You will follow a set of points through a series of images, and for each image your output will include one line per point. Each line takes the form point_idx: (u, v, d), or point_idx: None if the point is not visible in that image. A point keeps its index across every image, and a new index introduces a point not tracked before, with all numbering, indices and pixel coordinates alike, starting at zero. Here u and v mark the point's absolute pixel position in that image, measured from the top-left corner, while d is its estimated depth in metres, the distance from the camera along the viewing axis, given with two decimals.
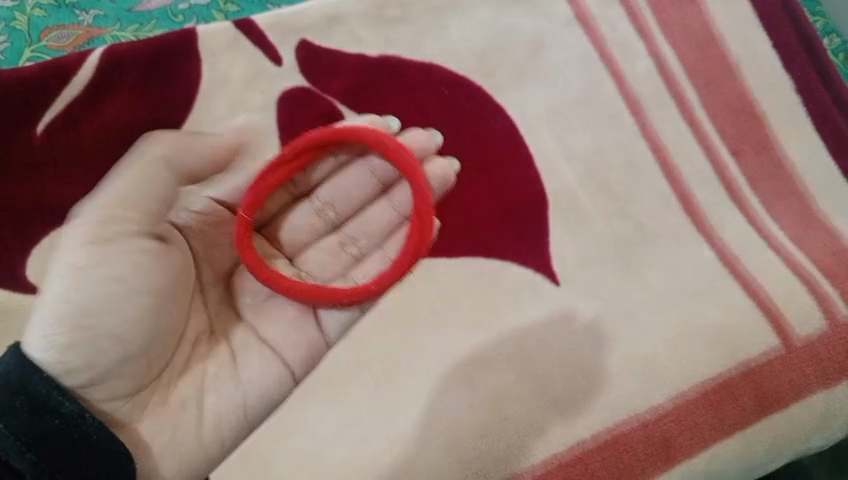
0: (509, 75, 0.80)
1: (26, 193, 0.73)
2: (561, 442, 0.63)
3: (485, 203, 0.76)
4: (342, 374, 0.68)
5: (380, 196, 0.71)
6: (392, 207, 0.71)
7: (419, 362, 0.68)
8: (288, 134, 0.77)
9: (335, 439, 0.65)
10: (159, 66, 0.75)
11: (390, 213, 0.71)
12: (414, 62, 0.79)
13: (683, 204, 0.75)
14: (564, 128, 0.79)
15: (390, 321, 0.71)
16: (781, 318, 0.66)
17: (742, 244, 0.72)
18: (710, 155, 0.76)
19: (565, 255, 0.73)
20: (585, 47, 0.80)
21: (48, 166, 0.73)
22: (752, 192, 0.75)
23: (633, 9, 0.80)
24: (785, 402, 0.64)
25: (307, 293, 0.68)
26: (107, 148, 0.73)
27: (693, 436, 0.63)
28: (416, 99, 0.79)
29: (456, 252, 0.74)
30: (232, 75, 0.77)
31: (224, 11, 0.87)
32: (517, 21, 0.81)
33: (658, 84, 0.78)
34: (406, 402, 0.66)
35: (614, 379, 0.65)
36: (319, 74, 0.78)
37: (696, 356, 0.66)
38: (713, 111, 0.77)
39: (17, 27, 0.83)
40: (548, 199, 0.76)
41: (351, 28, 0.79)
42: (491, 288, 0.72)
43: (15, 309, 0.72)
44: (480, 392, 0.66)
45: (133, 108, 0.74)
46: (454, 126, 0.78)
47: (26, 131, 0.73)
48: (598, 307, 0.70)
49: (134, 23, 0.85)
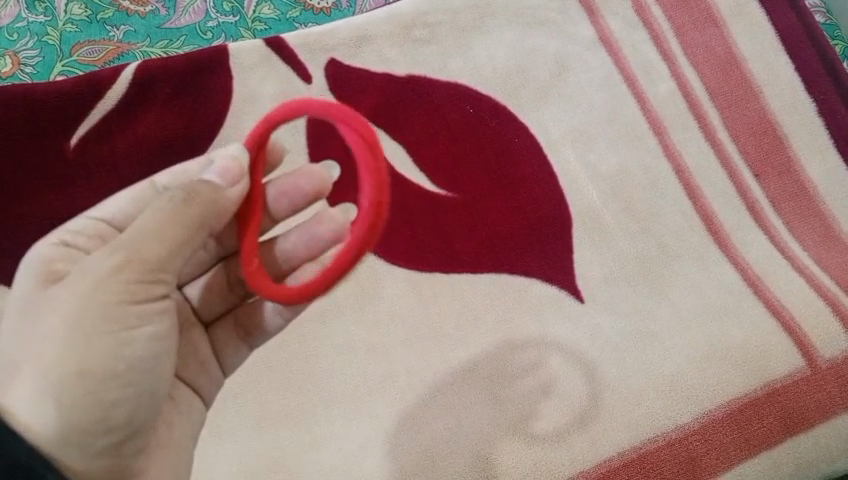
0: (533, 95, 0.81)
1: (58, 203, 0.73)
2: (588, 459, 0.64)
3: (507, 220, 0.76)
4: (369, 387, 0.68)
5: (292, 238, 0.59)
6: (302, 240, 0.59)
7: (445, 376, 0.69)
8: (317, 148, 0.77)
9: (363, 451, 0.65)
10: (191, 82, 0.76)
11: (301, 241, 0.59)
12: (440, 82, 0.80)
13: (705, 224, 0.76)
14: (588, 146, 0.79)
15: (418, 333, 0.71)
16: (805, 339, 0.67)
17: (764, 263, 0.73)
18: (731, 175, 0.77)
19: (589, 271, 0.74)
20: (608, 69, 0.82)
21: (83, 181, 0.73)
22: (774, 212, 0.76)
23: (656, 32, 0.82)
24: (811, 422, 0.64)
25: (390, 247, 0.74)
26: (141, 161, 0.74)
27: (720, 456, 0.63)
28: (441, 117, 0.79)
29: (481, 267, 0.74)
30: (263, 93, 0.78)
31: (252, 29, 0.88)
32: (542, 43, 0.82)
33: (679, 106, 0.80)
34: (431, 413, 0.67)
35: (640, 395, 0.66)
36: (347, 91, 0.79)
37: (720, 373, 0.66)
38: (735, 133, 0.78)
39: (49, 41, 0.84)
40: (572, 216, 0.77)
41: (378, 48, 0.80)
42: (516, 305, 0.72)
43: None
44: (506, 406, 0.67)
45: (166, 121, 0.75)
46: (478, 144, 0.79)
47: (59, 144, 0.74)
48: (622, 324, 0.71)
49: (164, 40, 0.86)
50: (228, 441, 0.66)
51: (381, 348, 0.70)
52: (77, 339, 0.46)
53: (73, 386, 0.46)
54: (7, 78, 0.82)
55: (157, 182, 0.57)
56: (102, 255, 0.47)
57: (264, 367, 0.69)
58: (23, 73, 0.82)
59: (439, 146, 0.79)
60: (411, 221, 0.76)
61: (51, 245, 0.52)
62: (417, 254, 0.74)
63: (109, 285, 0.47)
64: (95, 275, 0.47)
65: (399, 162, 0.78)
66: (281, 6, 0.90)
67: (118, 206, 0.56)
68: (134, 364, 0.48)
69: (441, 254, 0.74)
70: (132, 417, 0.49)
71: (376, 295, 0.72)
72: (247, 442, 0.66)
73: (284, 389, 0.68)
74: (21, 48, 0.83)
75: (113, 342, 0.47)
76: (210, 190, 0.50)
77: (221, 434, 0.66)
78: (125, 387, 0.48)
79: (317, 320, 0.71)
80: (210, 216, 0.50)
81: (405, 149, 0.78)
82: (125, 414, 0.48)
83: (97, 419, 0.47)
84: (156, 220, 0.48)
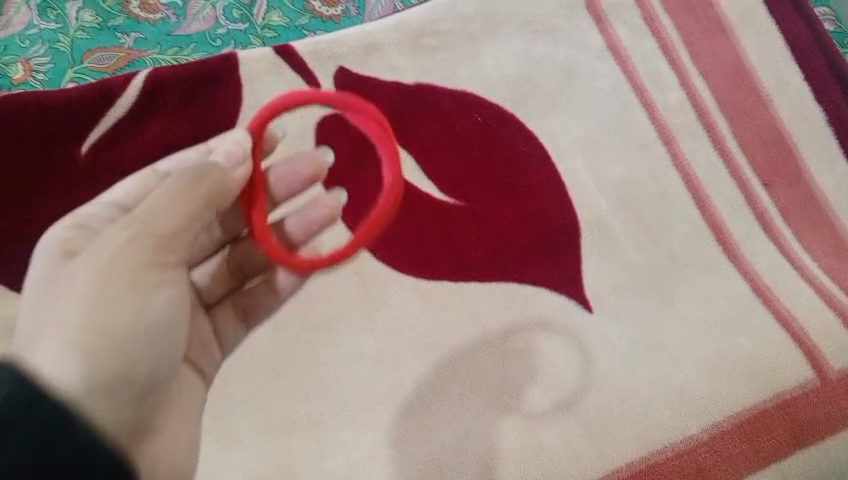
0: (541, 103, 0.81)
1: (69, 210, 0.73)
2: (596, 469, 0.63)
3: (516, 229, 0.76)
4: (377, 395, 0.69)
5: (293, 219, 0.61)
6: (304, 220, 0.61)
7: (453, 384, 0.69)
8: (326, 156, 0.77)
9: (371, 459, 0.65)
10: (202, 89, 0.76)
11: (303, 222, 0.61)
12: (449, 90, 0.80)
13: (714, 234, 0.76)
14: (596, 155, 0.79)
15: (426, 342, 0.71)
16: (814, 350, 0.68)
17: (773, 274, 0.73)
18: (740, 185, 0.77)
19: (598, 281, 0.74)
20: (616, 78, 0.82)
21: (94, 188, 0.74)
22: (783, 222, 0.76)
23: (665, 40, 0.81)
24: (821, 434, 0.64)
25: (397, 255, 0.74)
26: (151, 169, 0.75)
27: (729, 468, 0.63)
28: (449, 125, 0.79)
29: (489, 276, 0.74)
30: (273, 101, 0.78)
31: (261, 37, 0.89)
32: (550, 51, 0.82)
33: (688, 115, 0.80)
34: (439, 423, 0.67)
35: (648, 406, 0.66)
36: (355, 99, 0.79)
37: (728, 384, 0.66)
38: (744, 142, 0.78)
39: (60, 48, 0.84)
40: (580, 224, 0.76)
41: (387, 57, 0.80)
42: (523, 314, 0.72)
43: None
44: (513, 415, 0.67)
45: (176, 129, 0.76)
46: (486, 153, 0.79)
47: (70, 151, 0.74)
48: (630, 335, 0.71)
49: (174, 47, 0.87)
50: (236, 448, 0.66)
51: (389, 356, 0.70)
52: (95, 295, 0.46)
53: (96, 336, 0.45)
54: (19, 85, 0.82)
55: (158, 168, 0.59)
56: (119, 227, 0.48)
57: (273, 375, 0.69)
58: (34, 80, 0.83)
59: (447, 154, 0.79)
60: (420, 229, 0.76)
61: (64, 229, 0.52)
62: (426, 263, 0.74)
63: (130, 248, 0.47)
64: (113, 246, 0.47)
65: (407, 170, 0.78)
66: (290, 14, 0.90)
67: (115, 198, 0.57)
68: (155, 325, 0.49)
69: (449, 262, 0.74)
70: (149, 380, 0.49)
71: (384, 303, 0.72)
72: (255, 449, 0.66)
73: (292, 397, 0.68)
74: (32, 54, 0.84)
75: (136, 300, 0.48)
76: (218, 172, 0.52)
77: (229, 441, 0.66)
78: (147, 343, 0.48)
79: (325, 328, 0.71)
80: (219, 194, 0.52)
81: (414, 157, 0.78)
82: (149, 366, 0.49)
83: (125, 370, 0.46)
84: (171, 198, 0.50)
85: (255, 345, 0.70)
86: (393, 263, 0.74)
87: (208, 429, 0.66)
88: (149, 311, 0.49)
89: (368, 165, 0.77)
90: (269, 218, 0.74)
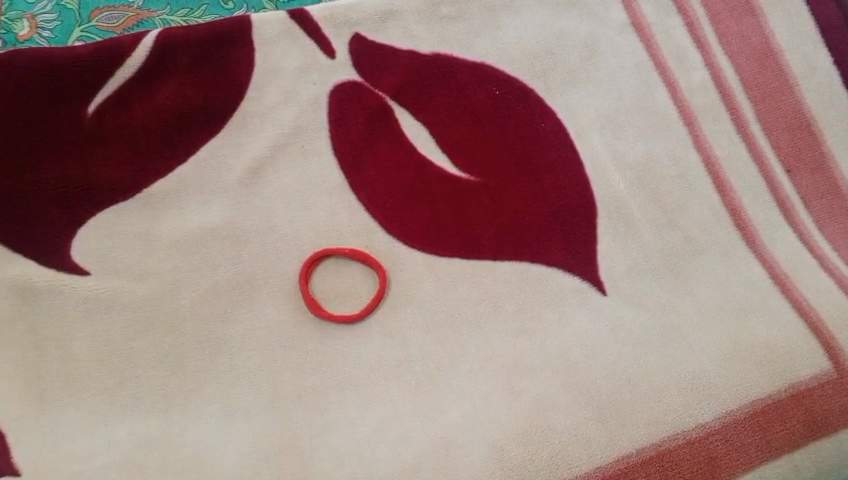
0: (561, 78, 0.78)
1: (72, 170, 0.71)
2: (606, 454, 0.63)
3: (531, 207, 0.74)
4: (383, 370, 0.67)
5: None
6: None
7: (461, 363, 0.68)
8: (338, 126, 0.75)
9: (376, 436, 0.64)
10: (213, 52, 0.74)
11: None
12: (467, 62, 0.78)
13: (733, 220, 0.74)
14: (617, 134, 0.77)
15: (435, 318, 0.69)
16: (831, 340, 0.67)
17: (793, 262, 0.72)
18: (763, 171, 0.75)
19: (613, 263, 0.72)
20: (639, 55, 0.79)
21: (99, 149, 0.71)
22: (805, 209, 0.74)
23: (691, 18, 0.79)
24: (834, 426, 0.64)
25: (408, 229, 0.72)
26: (158, 132, 0.72)
27: (740, 457, 0.63)
28: (466, 98, 0.77)
29: (502, 254, 0.72)
30: (285, 66, 0.76)
31: (274, 0, 0.86)
32: (573, 25, 0.80)
33: (712, 95, 0.77)
34: (447, 402, 0.66)
35: (661, 392, 0.66)
36: (370, 68, 0.77)
37: (743, 373, 0.66)
38: (768, 126, 0.76)
39: (67, 5, 0.82)
40: (597, 206, 0.74)
41: (404, 24, 0.78)
42: (536, 295, 0.70)
43: (43, 288, 0.68)
44: (523, 397, 0.66)
45: (185, 90, 0.73)
46: (504, 127, 0.76)
47: (75, 110, 0.72)
48: (645, 318, 0.69)
49: (184, 8, 0.84)
50: (240, 420, 0.65)
51: (397, 333, 0.69)
52: (31, 379, 0.65)
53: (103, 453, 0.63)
54: (24, 41, 0.80)
55: (167, 184, 0.71)
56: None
57: (279, 348, 0.67)
58: (39, 37, 0.80)
59: (462, 127, 0.76)
60: (432, 205, 0.74)
61: (73, 345, 0.67)
62: (437, 238, 0.72)
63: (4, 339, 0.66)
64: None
65: (421, 143, 0.75)
66: None
67: (121, 282, 0.68)
68: (141, 395, 0.65)
69: (461, 238, 0.72)
70: (146, 408, 0.65)
71: (394, 278, 0.71)
72: (259, 422, 0.65)
73: (298, 370, 0.67)
74: (39, 11, 0.81)
75: (137, 371, 0.66)
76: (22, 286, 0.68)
77: (234, 413, 0.65)
78: (138, 398, 0.65)
79: (334, 301, 0.70)
80: (33, 307, 0.68)
81: (428, 129, 0.76)
82: (140, 382, 0.66)
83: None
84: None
85: (263, 317, 0.69)
86: (405, 235, 0.72)
87: (213, 400, 0.65)
88: (144, 376, 0.66)
89: (382, 137, 0.75)
90: (281, 190, 0.73)
